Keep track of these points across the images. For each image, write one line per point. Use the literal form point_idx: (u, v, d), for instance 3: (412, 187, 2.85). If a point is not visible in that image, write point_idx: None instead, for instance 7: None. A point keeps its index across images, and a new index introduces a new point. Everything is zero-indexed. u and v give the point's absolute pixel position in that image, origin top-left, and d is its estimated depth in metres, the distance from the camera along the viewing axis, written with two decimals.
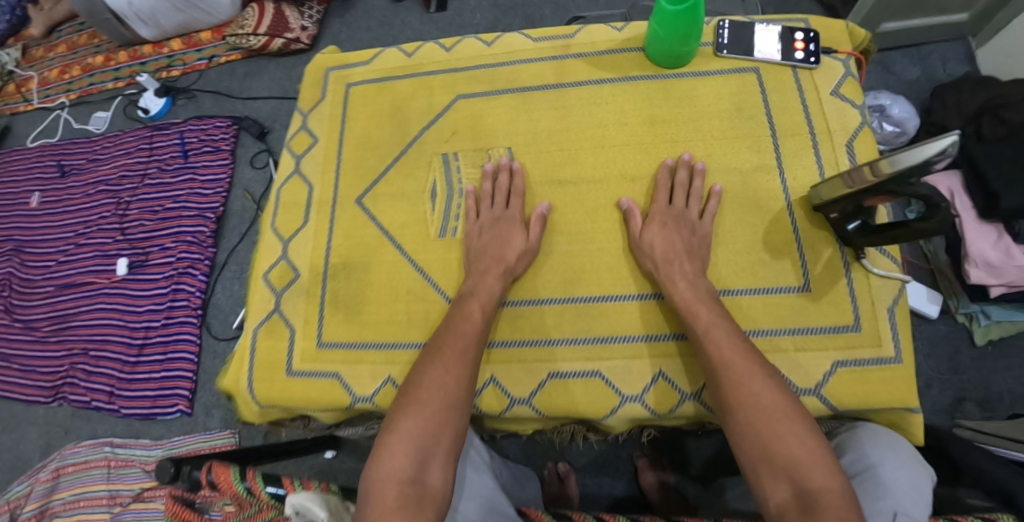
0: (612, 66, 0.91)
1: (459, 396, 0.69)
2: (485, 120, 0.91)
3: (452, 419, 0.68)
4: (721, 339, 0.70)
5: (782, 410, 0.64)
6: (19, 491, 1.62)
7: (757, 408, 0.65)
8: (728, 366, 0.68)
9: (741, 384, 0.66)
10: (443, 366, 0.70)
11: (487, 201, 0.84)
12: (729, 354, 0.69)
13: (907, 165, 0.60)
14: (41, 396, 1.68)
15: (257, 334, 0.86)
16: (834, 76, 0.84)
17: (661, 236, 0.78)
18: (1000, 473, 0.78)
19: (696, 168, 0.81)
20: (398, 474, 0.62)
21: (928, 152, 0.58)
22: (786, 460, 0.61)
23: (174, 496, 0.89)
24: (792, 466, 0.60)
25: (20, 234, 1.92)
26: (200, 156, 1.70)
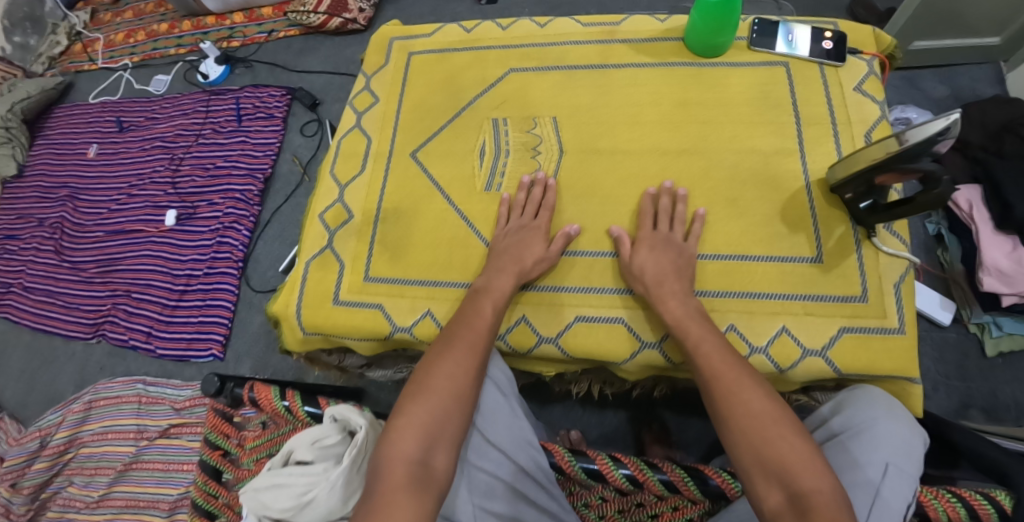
0: (655, 51, 0.99)
1: (473, 380, 0.72)
2: (533, 92, 0.98)
3: (458, 406, 0.70)
4: (710, 353, 0.71)
5: (772, 415, 0.64)
6: (50, 421, 1.70)
7: (747, 416, 0.65)
8: (717, 378, 0.68)
9: (730, 393, 0.67)
10: (454, 358, 0.72)
11: (518, 211, 0.87)
12: (719, 365, 0.70)
13: (915, 140, 0.69)
14: (80, 333, 1.77)
15: (308, 267, 0.93)
16: (858, 74, 0.92)
17: (653, 259, 0.80)
18: (997, 456, 0.82)
19: (678, 195, 0.86)
20: (406, 454, 0.64)
21: (934, 128, 0.68)
22: (777, 463, 0.61)
23: (216, 409, 0.98)
24: (785, 470, 0.60)
25: (75, 183, 2.03)
26: (253, 121, 1.81)
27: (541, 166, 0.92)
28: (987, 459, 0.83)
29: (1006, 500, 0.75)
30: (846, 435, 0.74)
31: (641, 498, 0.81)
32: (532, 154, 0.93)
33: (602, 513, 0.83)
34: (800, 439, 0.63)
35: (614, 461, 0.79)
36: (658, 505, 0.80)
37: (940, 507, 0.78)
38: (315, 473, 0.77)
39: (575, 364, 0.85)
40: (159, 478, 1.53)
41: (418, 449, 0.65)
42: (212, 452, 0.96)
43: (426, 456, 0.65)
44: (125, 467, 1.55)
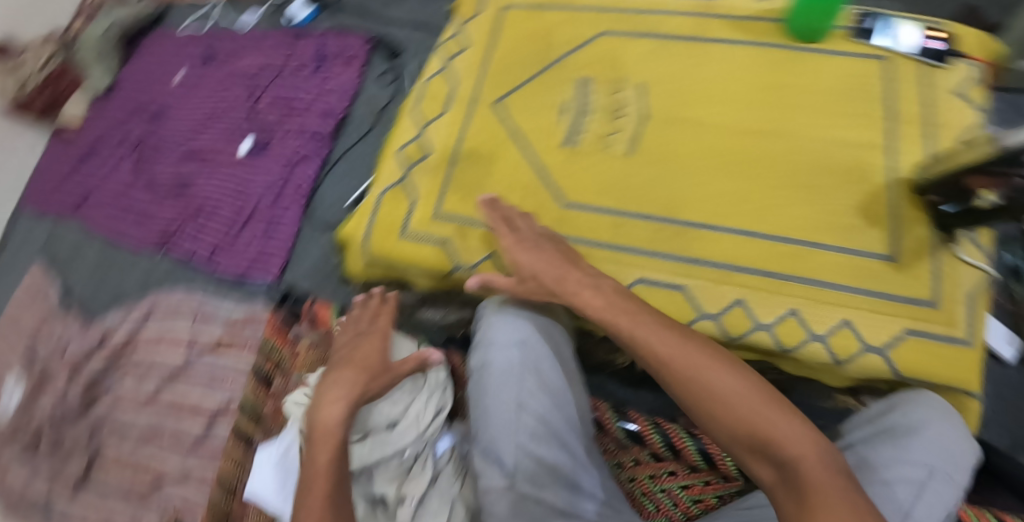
0: (751, 31, 0.97)
1: (331, 475, 0.73)
2: (624, 57, 0.98)
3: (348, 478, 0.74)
4: (652, 339, 0.67)
5: (734, 392, 0.61)
6: (115, 321, 1.84)
7: (708, 395, 0.62)
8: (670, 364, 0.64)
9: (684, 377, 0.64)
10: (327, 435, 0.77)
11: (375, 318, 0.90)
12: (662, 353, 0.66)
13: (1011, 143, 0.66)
14: (149, 244, 1.88)
15: (382, 197, 0.97)
16: (962, 78, 0.89)
17: (535, 259, 0.78)
18: None
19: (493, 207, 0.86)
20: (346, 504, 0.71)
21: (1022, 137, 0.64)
22: (760, 438, 0.58)
23: (276, 319, 1.04)
24: (767, 445, 0.57)
25: (161, 104, 2.14)
26: (333, 65, 1.86)
27: (622, 129, 0.92)
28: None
29: None
30: (891, 431, 0.73)
31: (674, 467, 0.83)
32: (614, 117, 0.93)
33: (632, 475, 0.84)
34: (775, 407, 0.60)
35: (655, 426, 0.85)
36: (690, 476, 0.82)
37: None
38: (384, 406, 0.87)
39: (629, 327, 0.85)
40: (204, 388, 1.65)
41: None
42: (267, 361, 1.04)
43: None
44: (178, 372, 1.69)
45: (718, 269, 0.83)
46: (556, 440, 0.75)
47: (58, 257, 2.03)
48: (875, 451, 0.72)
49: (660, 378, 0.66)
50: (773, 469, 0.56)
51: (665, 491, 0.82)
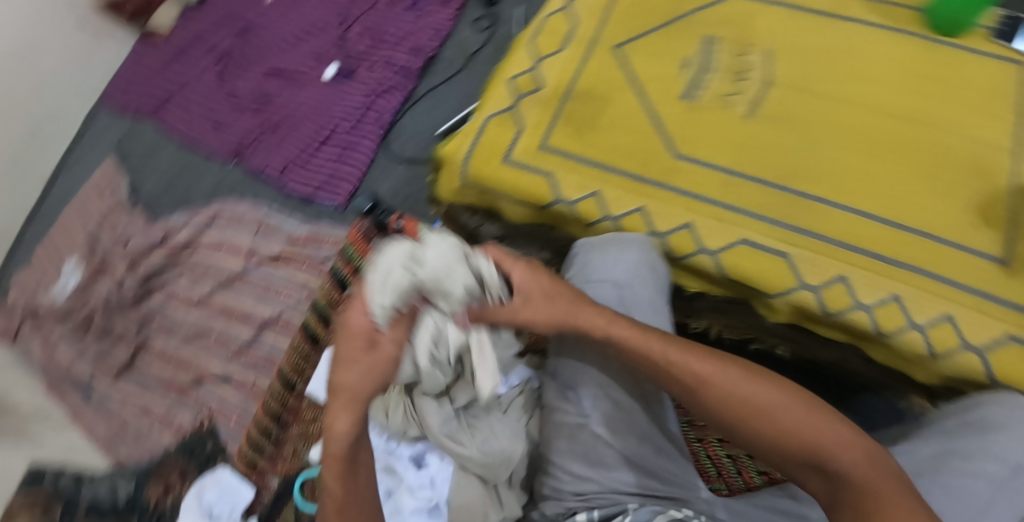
0: (893, 14, 0.95)
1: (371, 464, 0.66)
2: (757, 21, 0.96)
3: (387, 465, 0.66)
4: (685, 363, 0.69)
5: (770, 407, 0.65)
6: (179, 220, 1.90)
7: (746, 411, 0.66)
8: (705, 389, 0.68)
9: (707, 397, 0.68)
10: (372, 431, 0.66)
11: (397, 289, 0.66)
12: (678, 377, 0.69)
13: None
14: (223, 152, 1.93)
15: (488, 121, 0.97)
16: None
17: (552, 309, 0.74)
18: None
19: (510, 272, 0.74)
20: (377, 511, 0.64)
21: None
22: (807, 453, 0.62)
23: (361, 228, 1.05)
24: (806, 453, 0.63)
25: (250, 19, 2.16)
26: (429, 3, 1.86)
27: (743, 91, 0.91)
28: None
29: None
30: (976, 429, 0.71)
31: None
32: (737, 79, 0.92)
33: (700, 436, 0.86)
34: (804, 411, 0.65)
35: None
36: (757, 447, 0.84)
37: None
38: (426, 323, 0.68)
39: (722, 288, 0.84)
40: (257, 297, 1.70)
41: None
42: (346, 266, 1.06)
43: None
44: (233, 278, 1.74)
45: (823, 243, 0.82)
46: (628, 377, 0.78)
47: (133, 152, 2.09)
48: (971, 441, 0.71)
49: (694, 400, 0.70)
50: (820, 478, 0.62)
51: (730, 457, 0.84)
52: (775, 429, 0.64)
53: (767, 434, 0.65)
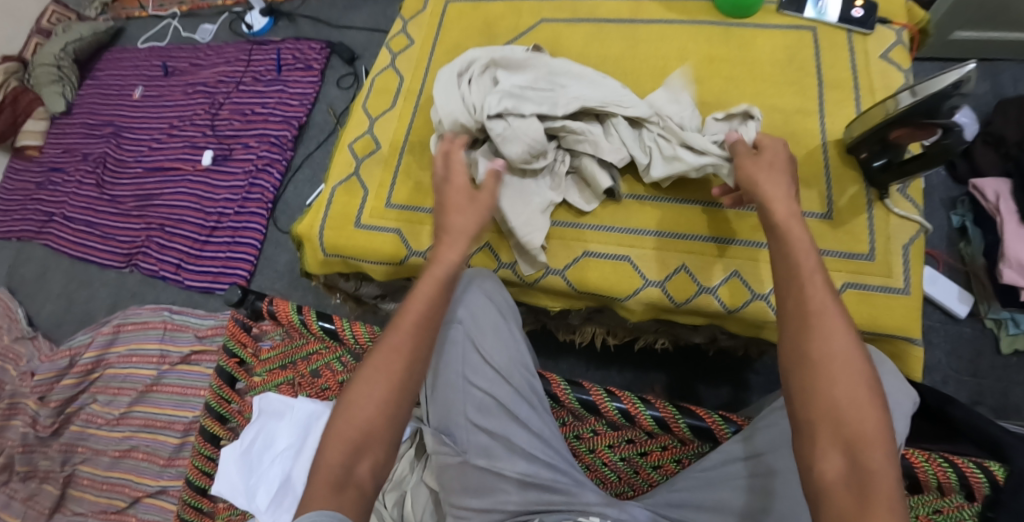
0: (684, 9, 1.01)
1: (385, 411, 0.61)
2: (564, 41, 1.04)
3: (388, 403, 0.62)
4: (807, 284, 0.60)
5: (853, 371, 0.55)
6: (81, 340, 1.82)
7: (831, 360, 0.56)
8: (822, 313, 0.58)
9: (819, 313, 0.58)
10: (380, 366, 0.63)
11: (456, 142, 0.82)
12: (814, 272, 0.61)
13: (929, 91, 0.71)
14: (115, 261, 1.87)
15: (335, 191, 1.01)
16: (885, 43, 0.92)
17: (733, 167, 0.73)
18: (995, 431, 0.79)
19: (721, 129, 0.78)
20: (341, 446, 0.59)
21: (947, 80, 0.69)
22: (851, 431, 0.53)
23: (236, 319, 1.03)
24: (841, 410, 0.54)
25: (120, 122, 2.12)
26: (292, 72, 1.88)
27: None
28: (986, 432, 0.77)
29: (998, 471, 0.74)
30: None
31: (632, 435, 0.83)
32: None
33: (592, 446, 0.84)
34: (876, 397, 0.55)
35: (609, 395, 0.81)
36: (647, 443, 0.82)
37: (930, 471, 0.77)
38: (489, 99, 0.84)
39: (579, 299, 0.87)
40: (176, 401, 1.65)
41: (346, 453, 0.59)
42: (230, 360, 1.03)
43: (350, 462, 0.59)
44: (147, 388, 1.67)
45: (660, 238, 0.84)
46: (497, 405, 0.77)
47: (23, 280, 1.99)
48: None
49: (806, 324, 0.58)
50: (847, 459, 0.52)
51: (624, 459, 0.84)
52: (843, 372, 0.55)
53: (827, 386, 0.55)
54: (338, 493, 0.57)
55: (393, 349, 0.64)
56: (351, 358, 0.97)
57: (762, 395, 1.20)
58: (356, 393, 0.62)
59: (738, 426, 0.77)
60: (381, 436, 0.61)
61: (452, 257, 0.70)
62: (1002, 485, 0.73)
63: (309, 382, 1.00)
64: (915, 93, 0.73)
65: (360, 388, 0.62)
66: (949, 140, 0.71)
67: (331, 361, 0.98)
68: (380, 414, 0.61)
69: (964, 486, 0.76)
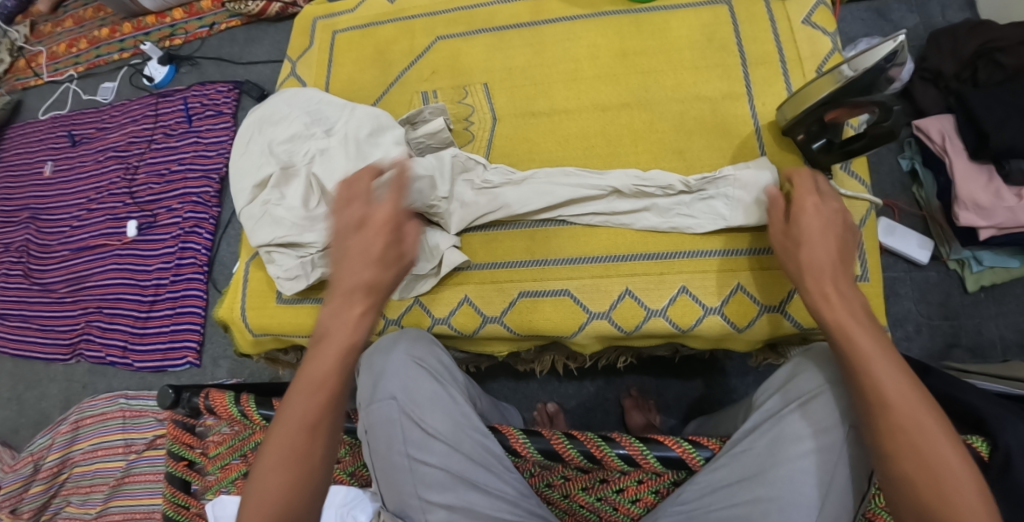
0: (587, 2, 0.93)
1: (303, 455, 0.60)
2: (463, 58, 0.96)
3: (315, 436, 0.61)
4: (890, 374, 0.57)
5: (948, 468, 0.52)
6: (42, 443, 1.69)
7: (930, 458, 0.53)
8: (891, 411, 0.55)
9: (927, 452, 0.53)
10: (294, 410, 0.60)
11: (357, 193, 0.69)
12: (911, 401, 0.55)
13: (863, 67, 0.67)
14: (60, 354, 1.76)
15: (248, 267, 0.93)
16: (807, 6, 0.85)
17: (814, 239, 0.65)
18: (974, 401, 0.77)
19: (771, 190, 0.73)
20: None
21: (883, 52, 0.66)
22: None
23: (176, 420, 0.95)
24: (935, 521, 0.52)
25: (36, 203, 1.96)
26: (204, 120, 1.77)
27: (475, 138, 0.90)
28: (971, 406, 0.73)
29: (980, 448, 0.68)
30: (791, 408, 0.68)
31: (604, 475, 0.76)
32: (465, 124, 0.91)
33: (566, 492, 0.78)
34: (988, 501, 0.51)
35: (569, 438, 0.74)
36: (622, 479, 0.76)
37: None
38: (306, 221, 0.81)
39: (525, 341, 0.82)
40: (151, 490, 1.54)
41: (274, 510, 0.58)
42: (178, 464, 0.94)
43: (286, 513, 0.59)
44: (118, 482, 1.55)
45: (600, 263, 0.79)
46: (460, 481, 0.72)
47: None
48: (795, 418, 0.67)
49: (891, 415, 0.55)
50: None
51: (602, 500, 0.76)
52: (925, 468, 0.53)
53: (917, 477, 0.53)
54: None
55: (308, 406, 0.61)
56: None
57: (740, 379, 1.17)
58: (279, 442, 0.60)
59: (710, 450, 0.73)
60: (309, 495, 0.60)
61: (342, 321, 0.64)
62: (988, 461, 0.68)
63: None
64: (848, 70, 0.68)
65: (277, 448, 0.60)
66: (890, 121, 0.67)
67: None
68: (291, 498, 0.59)
69: None
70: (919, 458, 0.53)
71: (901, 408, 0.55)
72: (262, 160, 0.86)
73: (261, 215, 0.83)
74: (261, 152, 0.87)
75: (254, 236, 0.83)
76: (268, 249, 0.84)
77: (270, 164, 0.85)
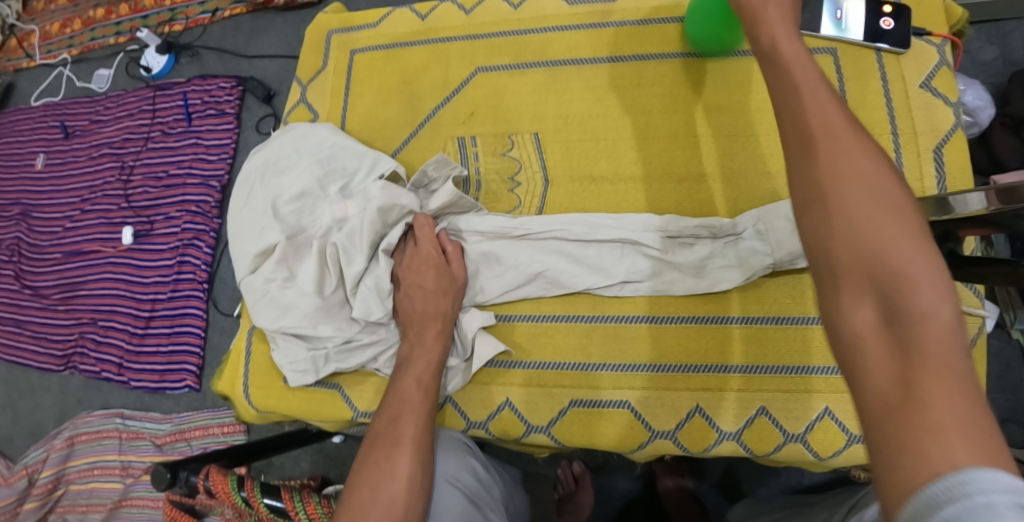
0: (661, 39, 0.78)
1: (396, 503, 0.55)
2: (507, 99, 0.82)
3: (410, 475, 0.57)
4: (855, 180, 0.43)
5: (915, 277, 0.39)
6: (35, 457, 1.60)
7: (884, 264, 0.40)
8: (844, 203, 0.42)
9: (891, 262, 0.40)
10: (381, 456, 0.58)
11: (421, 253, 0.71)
12: (873, 201, 0.42)
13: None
14: (53, 365, 1.66)
15: (251, 337, 0.81)
16: (926, 65, 0.71)
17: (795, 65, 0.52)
18: None
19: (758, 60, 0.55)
20: None
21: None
22: (904, 335, 0.37)
23: (173, 500, 0.85)
24: (902, 341, 0.37)
25: (27, 199, 1.83)
26: (205, 120, 1.64)
27: (522, 203, 0.77)
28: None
29: None
30: None
31: None
32: (510, 185, 0.79)
33: None
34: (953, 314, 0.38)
35: None
36: None
37: None
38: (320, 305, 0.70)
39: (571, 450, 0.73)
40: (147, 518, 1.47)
41: None
42: None
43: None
44: (114, 506, 1.46)
45: (666, 373, 0.67)
46: None
47: None
48: None
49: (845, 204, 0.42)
50: (894, 370, 0.37)
51: None
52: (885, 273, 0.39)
53: (875, 292, 0.39)
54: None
55: (397, 451, 0.59)
56: None
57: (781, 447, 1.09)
58: (366, 488, 0.56)
59: None
60: None
61: (427, 355, 0.66)
62: None
63: None
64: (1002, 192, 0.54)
65: (368, 496, 0.55)
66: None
67: None
68: None
69: None
70: (878, 260, 0.40)
71: (846, 201, 0.42)
72: (264, 222, 0.74)
73: (263, 295, 0.71)
74: (263, 213, 0.74)
75: (262, 317, 0.71)
76: (277, 334, 0.72)
77: (273, 230, 0.73)
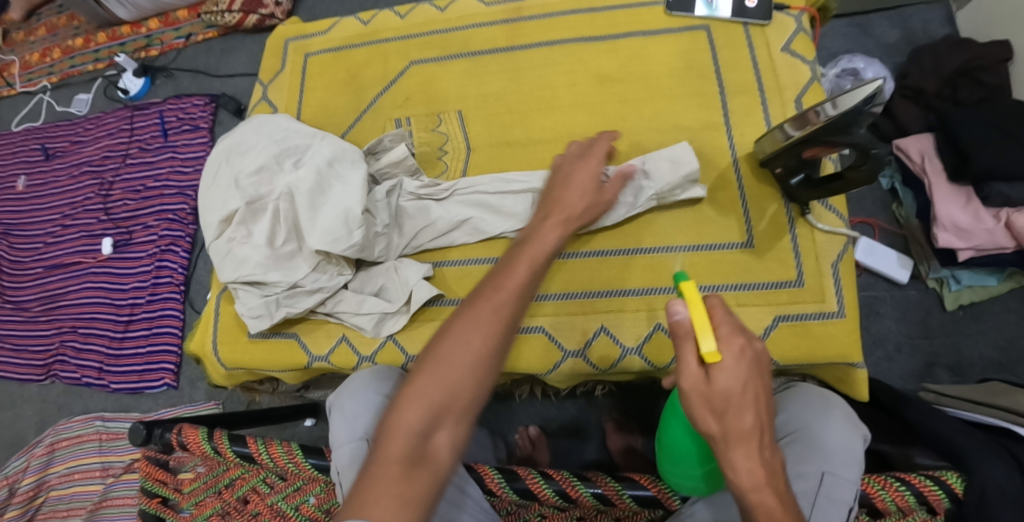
0: (565, 27, 0.92)
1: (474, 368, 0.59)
2: (437, 85, 0.95)
3: (492, 346, 0.60)
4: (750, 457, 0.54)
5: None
6: (16, 466, 1.64)
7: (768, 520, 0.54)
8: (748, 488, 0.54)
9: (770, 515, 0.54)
10: (471, 321, 0.61)
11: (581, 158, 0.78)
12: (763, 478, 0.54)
13: (846, 105, 0.66)
14: (34, 374, 1.72)
15: (219, 300, 0.91)
16: (786, 32, 0.87)
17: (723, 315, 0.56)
18: (950, 434, 0.74)
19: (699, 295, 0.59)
20: (406, 427, 0.55)
21: (862, 94, 0.65)
22: None
23: (148, 456, 0.93)
24: None
25: (8, 218, 1.90)
26: (179, 135, 1.74)
27: (449, 168, 0.90)
28: (949, 442, 0.73)
29: (956, 483, 0.67)
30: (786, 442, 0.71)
31: (580, 513, 0.74)
32: (439, 153, 0.91)
33: None
34: None
35: (544, 476, 0.73)
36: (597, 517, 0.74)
37: (888, 498, 0.68)
38: (273, 262, 0.80)
39: (502, 375, 0.86)
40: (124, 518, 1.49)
41: (424, 417, 0.56)
42: (151, 500, 0.91)
43: (426, 431, 0.55)
44: (96, 506, 1.48)
45: (577, 300, 0.83)
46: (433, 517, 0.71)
47: None
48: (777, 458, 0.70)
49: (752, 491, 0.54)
50: None
51: None
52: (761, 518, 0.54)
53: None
54: (410, 475, 0.53)
55: (485, 323, 0.61)
56: (277, 478, 0.88)
57: None
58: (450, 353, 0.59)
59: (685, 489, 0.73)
60: (460, 410, 0.57)
61: (545, 237, 0.69)
62: (963, 498, 0.67)
63: (238, 511, 0.88)
64: (830, 107, 0.69)
65: (447, 358, 0.59)
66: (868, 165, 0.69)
67: (256, 484, 0.88)
68: (456, 402, 0.57)
69: (922, 502, 0.68)
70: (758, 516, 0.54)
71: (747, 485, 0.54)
72: (230, 193, 0.83)
73: (226, 253, 0.82)
74: (228, 185, 0.84)
75: (224, 272, 0.82)
76: (239, 286, 0.83)
77: (235, 198, 0.82)
